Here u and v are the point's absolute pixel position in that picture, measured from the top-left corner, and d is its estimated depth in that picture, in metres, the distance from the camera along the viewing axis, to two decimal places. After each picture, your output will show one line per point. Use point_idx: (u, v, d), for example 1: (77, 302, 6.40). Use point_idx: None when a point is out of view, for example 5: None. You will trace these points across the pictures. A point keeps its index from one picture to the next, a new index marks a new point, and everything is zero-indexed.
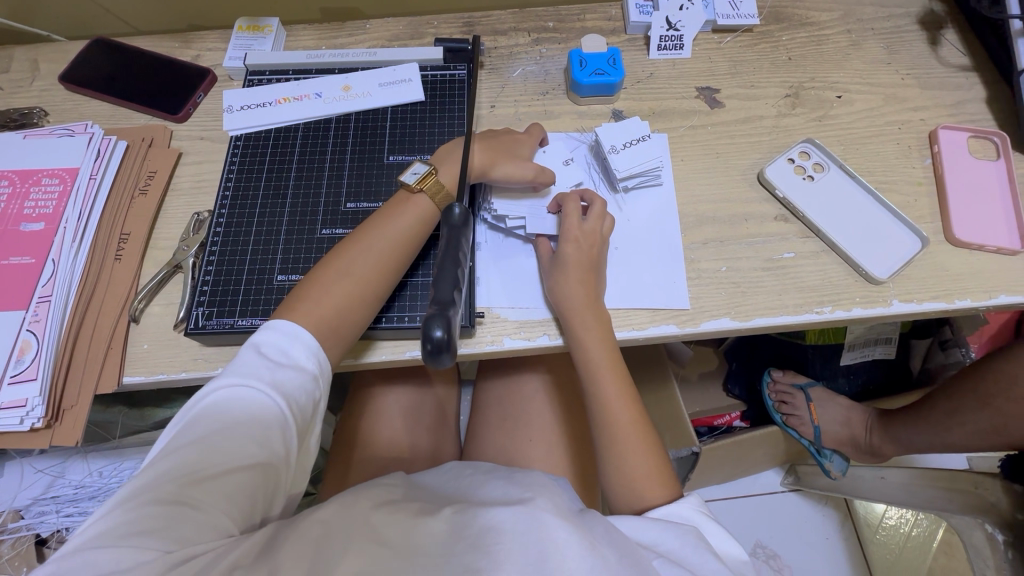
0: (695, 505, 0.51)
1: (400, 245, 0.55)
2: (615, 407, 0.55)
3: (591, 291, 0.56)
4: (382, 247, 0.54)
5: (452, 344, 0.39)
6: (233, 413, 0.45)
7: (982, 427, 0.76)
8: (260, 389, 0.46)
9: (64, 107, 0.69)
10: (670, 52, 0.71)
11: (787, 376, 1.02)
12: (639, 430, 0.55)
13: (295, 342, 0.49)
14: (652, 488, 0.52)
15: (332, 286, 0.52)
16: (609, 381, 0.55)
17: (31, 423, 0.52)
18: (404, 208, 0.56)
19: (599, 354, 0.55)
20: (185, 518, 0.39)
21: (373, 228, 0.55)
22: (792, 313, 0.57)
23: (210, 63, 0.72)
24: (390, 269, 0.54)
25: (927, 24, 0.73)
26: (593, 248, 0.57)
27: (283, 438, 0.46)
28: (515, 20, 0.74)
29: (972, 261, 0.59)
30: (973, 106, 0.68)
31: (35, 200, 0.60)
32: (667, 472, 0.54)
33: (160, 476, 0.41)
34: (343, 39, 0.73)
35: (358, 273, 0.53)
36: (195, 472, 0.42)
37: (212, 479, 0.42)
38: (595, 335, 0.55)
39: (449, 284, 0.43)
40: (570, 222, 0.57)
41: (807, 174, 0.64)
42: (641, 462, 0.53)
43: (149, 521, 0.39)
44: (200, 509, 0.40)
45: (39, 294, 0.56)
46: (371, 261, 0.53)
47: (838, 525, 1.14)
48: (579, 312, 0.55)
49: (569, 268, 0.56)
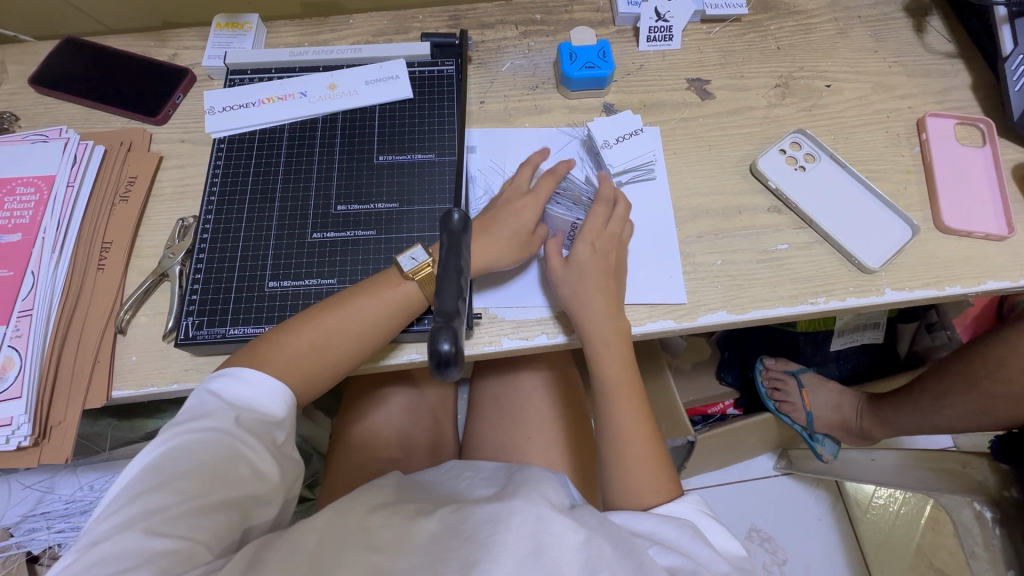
0: (694, 504, 0.52)
1: (374, 331, 0.51)
2: (616, 402, 0.57)
3: (612, 302, 0.55)
4: (360, 326, 0.51)
5: (460, 358, 0.37)
6: (192, 451, 0.44)
7: (970, 409, 0.78)
8: (226, 430, 0.45)
9: (35, 111, 0.66)
10: (659, 43, 0.70)
11: (779, 363, 1.03)
12: (640, 425, 0.56)
13: (250, 378, 0.48)
14: (649, 479, 0.53)
15: (299, 354, 0.50)
16: (630, 398, 0.57)
17: (17, 442, 0.50)
18: (390, 292, 0.52)
19: (612, 353, 0.55)
20: (161, 556, 0.39)
21: (360, 296, 0.52)
22: (788, 304, 0.58)
23: (188, 62, 0.69)
24: (368, 343, 0.52)
25: (913, 11, 0.74)
26: (611, 254, 0.57)
27: (255, 473, 0.45)
28: (502, 13, 0.73)
29: (960, 248, 0.60)
30: (959, 92, 0.69)
31: (10, 210, 0.58)
32: (664, 465, 0.55)
33: (127, 518, 0.40)
34: (325, 35, 0.72)
35: (324, 343, 0.51)
36: (166, 510, 0.41)
37: (185, 515, 0.41)
38: (596, 343, 0.55)
39: (454, 293, 0.41)
40: (590, 225, 0.57)
41: (799, 164, 0.64)
42: (650, 467, 0.54)
43: (122, 560, 0.38)
44: (177, 543, 0.40)
45: (20, 308, 0.54)
46: (349, 340, 0.51)
47: (829, 506, 1.16)
48: (599, 322, 0.54)
49: (585, 271, 0.55)
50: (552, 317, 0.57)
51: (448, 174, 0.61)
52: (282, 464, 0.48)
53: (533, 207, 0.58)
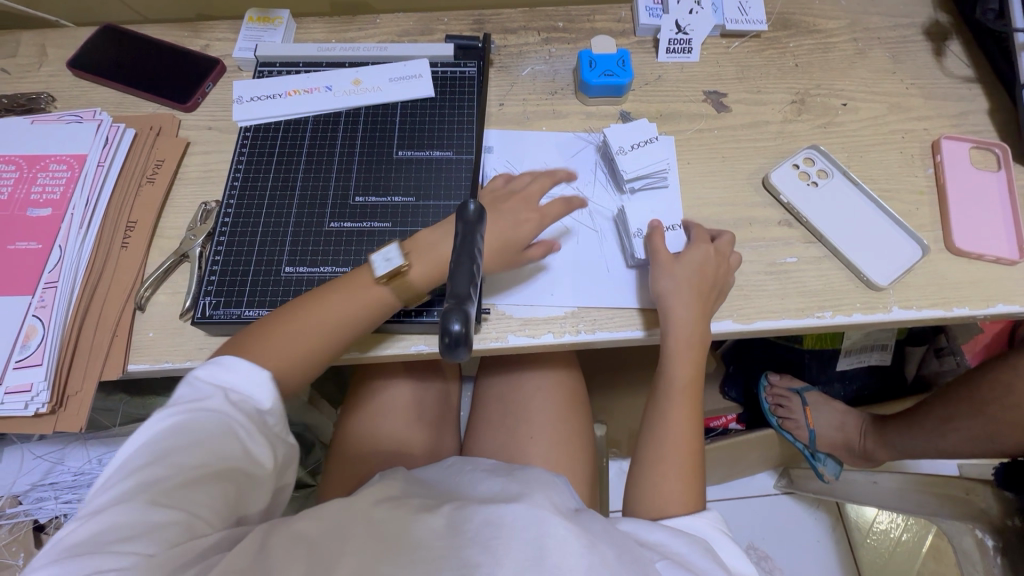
0: (710, 520, 0.51)
1: (343, 333, 0.52)
2: (670, 406, 0.57)
3: (698, 307, 0.56)
4: (328, 327, 0.51)
5: (469, 339, 0.39)
6: (191, 430, 0.44)
7: (976, 434, 0.77)
8: (227, 408, 0.46)
9: (71, 93, 0.69)
10: (678, 55, 0.72)
11: (784, 379, 1.02)
12: (688, 436, 0.56)
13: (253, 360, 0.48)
14: (677, 488, 0.54)
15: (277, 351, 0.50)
16: (680, 404, 0.57)
17: (35, 409, 0.52)
18: (365, 294, 0.52)
19: (678, 350, 0.56)
20: (162, 528, 0.40)
21: (332, 296, 0.52)
22: (794, 317, 0.58)
23: (220, 53, 0.72)
24: (338, 341, 0.52)
25: (932, 34, 0.74)
26: (717, 270, 0.57)
27: (252, 454, 0.46)
28: (525, 19, 0.74)
29: (971, 270, 0.60)
30: (976, 117, 0.69)
31: (43, 185, 0.60)
32: (697, 476, 0.55)
33: (128, 489, 0.41)
34: (353, 33, 0.74)
35: (302, 341, 0.51)
36: (166, 484, 0.42)
37: (184, 490, 0.42)
38: (670, 335, 0.56)
39: (466, 279, 0.42)
40: (700, 234, 0.59)
41: (811, 180, 0.64)
42: (674, 478, 0.54)
43: (125, 532, 0.39)
44: (177, 518, 0.41)
45: (46, 279, 0.56)
46: (320, 339, 0.51)
47: (829, 529, 1.15)
48: (676, 311, 0.55)
49: (687, 269, 0.56)
50: (561, 316, 0.58)
51: (465, 173, 0.62)
52: (278, 444, 0.49)
53: (530, 218, 0.56)
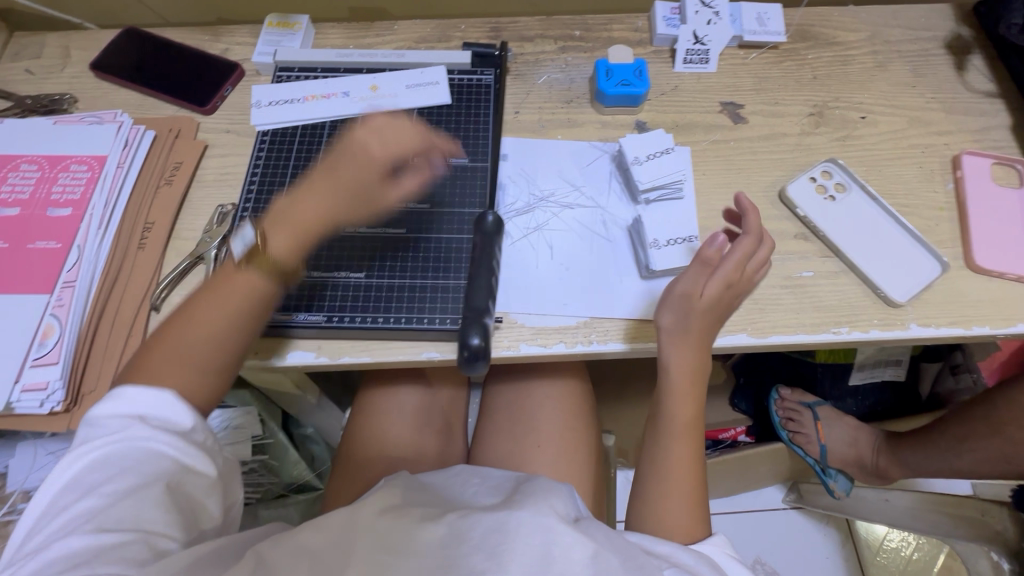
0: (720, 545, 0.51)
1: (227, 331, 0.50)
2: (672, 444, 0.57)
3: (701, 342, 0.55)
4: (213, 327, 0.50)
5: (485, 352, 0.50)
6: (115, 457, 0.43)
7: (992, 454, 0.76)
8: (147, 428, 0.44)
9: (93, 94, 0.70)
10: (695, 66, 0.71)
11: (795, 394, 1.00)
12: (689, 470, 0.56)
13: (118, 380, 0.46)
14: (682, 518, 0.54)
15: (163, 362, 0.49)
16: (681, 442, 0.57)
17: (50, 407, 0.53)
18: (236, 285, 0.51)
19: (677, 383, 0.56)
20: (113, 551, 0.40)
21: (213, 293, 0.51)
22: (809, 332, 0.57)
23: (239, 57, 0.72)
24: (225, 340, 0.50)
25: (954, 48, 0.73)
26: (728, 301, 0.54)
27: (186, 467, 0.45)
28: (541, 27, 0.74)
29: (991, 288, 0.59)
30: (998, 132, 0.68)
31: (63, 185, 0.61)
32: (699, 504, 0.56)
33: (66, 526, 0.40)
34: (371, 39, 0.74)
35: (188, 342, 0.50)
36: (104, 512, 0.41)
37: (129, 514, 0.42)
38: (670, 366, 0.56)
39: (483, 295, 0.53)
40: (736, 257, 0.53)
41: (829, 194, 0.64)
42: (677, 508, 0.55)
43: (77, 562, 0.39)
44: (128, 538, 0.41)
45: (64, 279, 0.57)
46: (204, 338, 0.50)
47: (838, 545, 1.13)
48: (675, 344, 0.55)
49: (697, 304, 0.53)
50: (574, 326, 0.58)
51: (480, 180, 0.63)
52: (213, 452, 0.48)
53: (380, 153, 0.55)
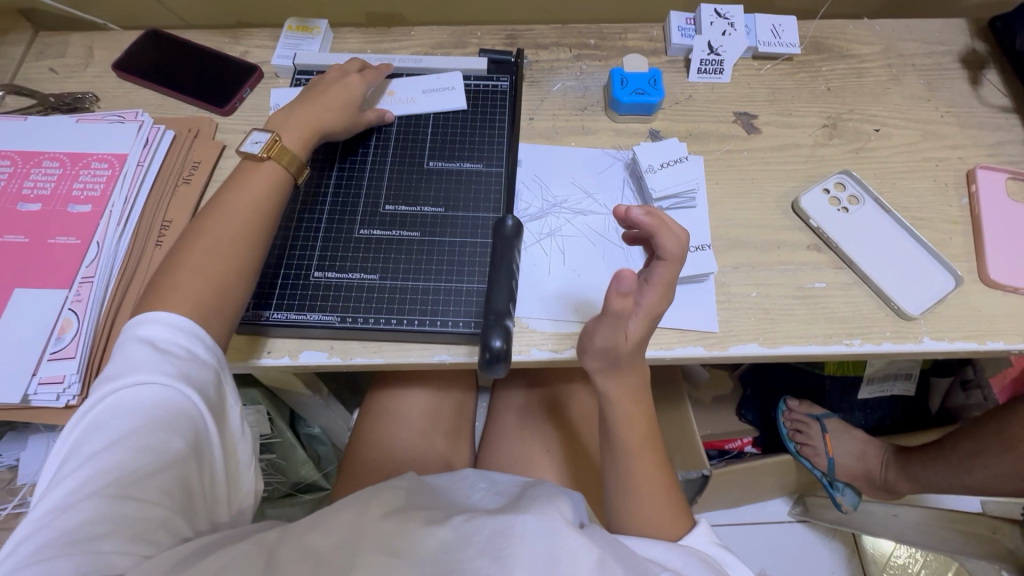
0: (705, 535, 0.53)
1: (254, 215, 0.53)
2: (630, 463, 0.53)
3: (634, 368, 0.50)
4: (236, 219, 0.52)
5: (506, 355, 0.48)
6: (134, 414, 0.43)
7: (1004, 471, 0.75)
8: (169, 385, 0.44)
9: (114, 94, 0.71)
10: (709, 76, 0.72)
11: (803, 405, 1.00)
12: (657, 482, 0.53)
13: (143, 327, 0.46)
14: (660, 520, 0.52)
15: (196, 264, 0.49)
16: (640, 459, 0.53)
17: (66, 400, 0.53)
18: (257, 178, 0.55)
19: (624, 410, 0.52)
20: (131, 519, 0.39)
21: (229, 198, 0.53)
22: (821, 343, 0.57)
23: (258, 59, 0.73)
24: (255, 227, 0.53)
25: (969, 63, 0.74)
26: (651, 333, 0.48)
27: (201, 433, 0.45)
28: (557, 35, 0.75)
29: (1006, 303, 0.59)
30: (1013, 147, 0.68)
31: (84, 182, 0.62)
32: (677, 501, 0.54)
33: (85, 484, 0.40)
34: (388, 44, 0.75)
35: (215, 244, 0.50)
36: (122, 473, 0.41)
37: (146, 478, 0.41)
38: (610, 395, 0.52)
39: (505, 296, 0.51)
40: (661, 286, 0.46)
41: (842, 206, 0.64)
42: (654, 515, 0.52)
43: (96, 526, 0.38)
44: (143, 508, 0.40)
45: (83, 274, 0.57)
46: (232, 232, 0.51)
47: (844, 560, 1.12)
48: (611, 377, 0.51)
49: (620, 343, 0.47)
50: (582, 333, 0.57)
51: (494, 184, 0.63)
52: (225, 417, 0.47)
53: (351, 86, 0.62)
